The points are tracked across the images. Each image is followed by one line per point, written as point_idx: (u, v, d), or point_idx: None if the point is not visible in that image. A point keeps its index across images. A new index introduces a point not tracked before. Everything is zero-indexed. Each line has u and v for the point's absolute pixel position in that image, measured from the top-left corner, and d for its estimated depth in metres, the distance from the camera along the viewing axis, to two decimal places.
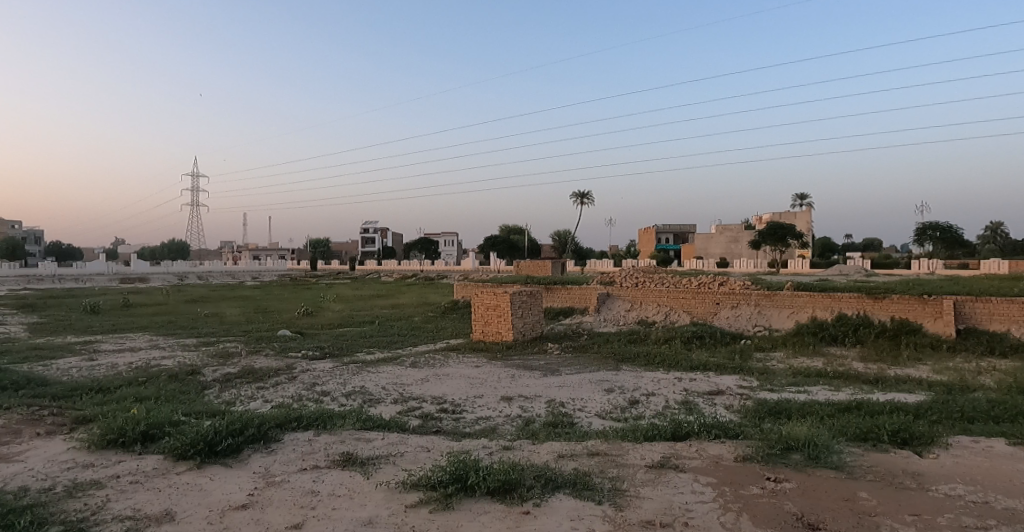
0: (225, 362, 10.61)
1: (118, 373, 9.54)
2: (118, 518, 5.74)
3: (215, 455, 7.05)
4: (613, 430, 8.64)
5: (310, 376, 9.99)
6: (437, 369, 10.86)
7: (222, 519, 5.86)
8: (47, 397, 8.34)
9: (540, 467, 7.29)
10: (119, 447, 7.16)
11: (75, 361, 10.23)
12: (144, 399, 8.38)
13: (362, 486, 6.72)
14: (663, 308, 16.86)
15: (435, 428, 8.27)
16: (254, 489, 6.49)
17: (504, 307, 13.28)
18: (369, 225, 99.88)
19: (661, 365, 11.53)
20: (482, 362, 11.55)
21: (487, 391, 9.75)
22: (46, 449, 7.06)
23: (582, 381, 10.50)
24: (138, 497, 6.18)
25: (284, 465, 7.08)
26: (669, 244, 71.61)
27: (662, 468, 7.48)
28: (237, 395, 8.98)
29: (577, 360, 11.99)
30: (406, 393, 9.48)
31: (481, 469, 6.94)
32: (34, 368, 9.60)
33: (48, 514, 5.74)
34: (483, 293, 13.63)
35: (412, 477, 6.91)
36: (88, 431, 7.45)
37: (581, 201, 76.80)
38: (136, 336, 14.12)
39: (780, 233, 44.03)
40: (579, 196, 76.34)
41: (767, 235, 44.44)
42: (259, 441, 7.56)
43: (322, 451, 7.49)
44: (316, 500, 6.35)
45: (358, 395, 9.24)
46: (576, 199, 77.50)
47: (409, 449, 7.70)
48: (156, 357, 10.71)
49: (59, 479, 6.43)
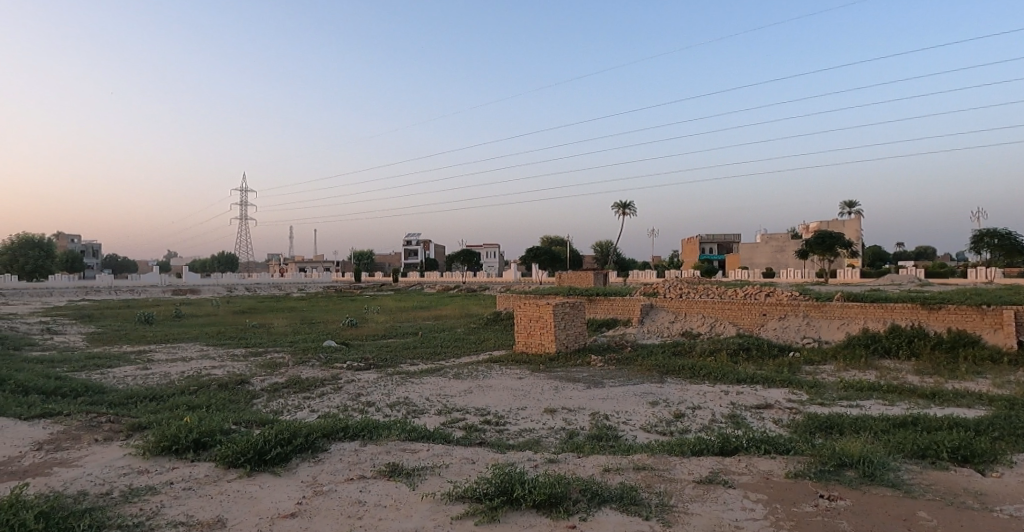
0: (273, 372, 10.67)
1: (171, 382, 9.54)
2: (172, 524, 6.06)
3: (264, 464, 7.18)
4: (659, 445, 8.47)
5: (355, 387, 9.87)
6: (480, 381, 10.72)
7: (271, 527, 6.09)
8: (104, 404, 8.26)
9: (584, 481, 7.28)
10: (173, 454, 7.24)
11: (131, 370, 10.41)
12: (196, 406, 8.19)
13: (408, 497, 6.83)
14: (708, 320, 16.61)
15: (479, 440, 8.09)
16: (302, 498, 6.68)
17: (547, 319, 13.19)
18: (411, 238, 101.84)
19: (707, 377, 11.28)
20: (524, 374, 11.43)
21: (530, 403, 9.50)
22: (105, 454, 7.17)
23: (627, 393, 10.25)
24: (191, 503, 6.45)
25: (332, 474, 7.19)
26: (711, 255, 70.81)
27: (710, 484, 7.31)
28: (285, 404, 8.78)
29: (620, 372, 11.80)
30: (449, 404, 9.21)
31: (526, 481, 7.01)
32: (92, 376, 9.76)
33: (106, 518, 6.10)
34: (526, 304, 13.57)
35: (457, 489, 7.00)
36: (143, 437, 7.47)
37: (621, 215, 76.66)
38: (187, 345, 14.38)
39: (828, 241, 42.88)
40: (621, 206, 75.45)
41: (814, 244, 43.33)
42: (307, 450, 7.58)
43: (369, 461, 7.49)
44: (363, 510, 6.51)
45: (402, 406, 8.96)
46: (620, 211, 77.00)
47: (454, 460, 7.66)
48: (206, 367, 10.83)
49: (116, 484, 6.67)
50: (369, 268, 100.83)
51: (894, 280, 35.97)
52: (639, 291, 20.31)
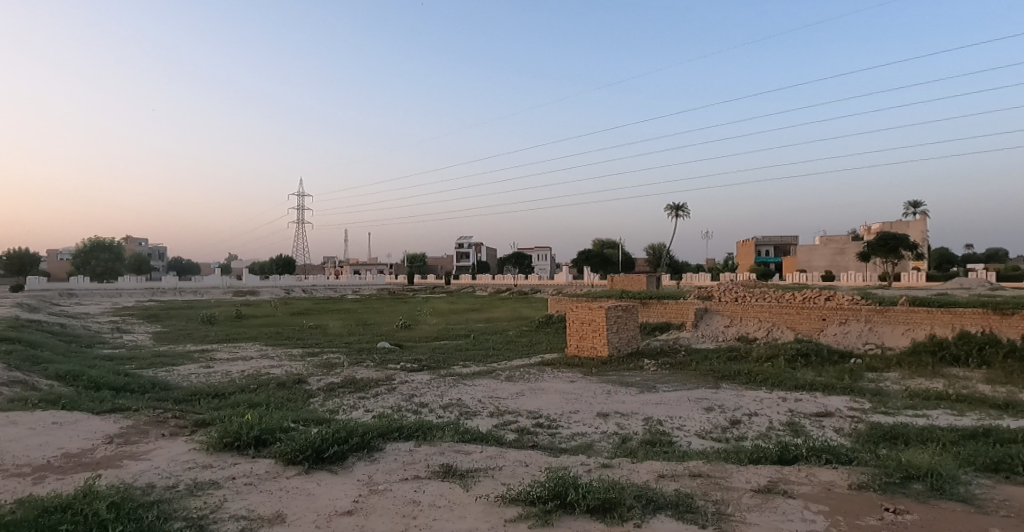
0: (329, 372, 10.85)
1: (232, 380, 9.79)
2: (234, 517, 6.19)
3: (322, 462, 7.29)
4: (715, 452, 8.26)
5: (408, 388, 9.94)
6: (532, 384, 10.68)
7: (329, 523, 6.16)
8: (170, 401, 8.53)
9: (639, 487, 7.15)
10: (235, 450, 7.43)
11: (194, 369, 10.74)
12: (256, 404, 8.38)
13: (462, 499, 6.83)
14: (765, 325, 16.28)
15: (531, 443, 8.04)
16: (358, 496, 6.74)
17: (599, 323, 13.09)
18: (461, 242, 103.38)
19: (764, 384, 11.00)
20: (576, 377, 11.34)
21: (582, 407, 9.42)
22: (171, 448, 7.40)
23: (680, 399, 10.07)
24: (252, 498, 6.59)
25: (387, 474, 7.24)
26: (765, 258, 69.41)
27: (769, 493, 7.09)
28: (340, 404, 8.90)
29: (673, 377, 11.61)
30: (502, 407, 9.19)
31: (580, 486, 6.93)
32: (158, 374, 10.11)
33: (172, 510, 6.28)
34: (578, 307, 13.51)
35: (511, 491, 6.97)
36: (206, 433, 7.69)
37: (673, 218, 76.04)
38: (247, 345, 14.79)
39: (890, 244, 41.41)
40: (672, 207, 74.58)
41: (876, 247, 41.85)
42: (363, 449, 7.67)
43: (423, 462, 7.52)
44: (417, 509, 6.53)
45: (455, 408, 8.98)
46: (672, 213, 76.12)
47: (507, 462, 7.63)
48: (265, 367, 11.10)
49: (182, 478, 6.87)
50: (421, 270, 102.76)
51: (963, 284, 34.49)
52: (694, 293, 19.99)
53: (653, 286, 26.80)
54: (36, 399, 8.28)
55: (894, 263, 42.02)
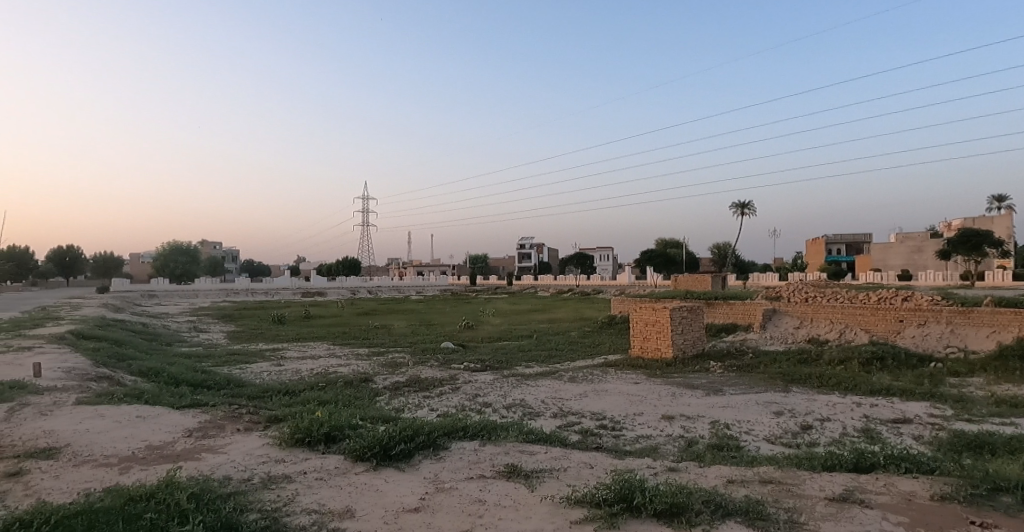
0: (394, 371, 11.04)
1: (302, 378, 10.07)
2: (307, 511, 6.34)
3: (390, 459, 7.40)
4: (785, 457, 7.98)
5: (472, 388, 10.01)
6: (596, 385, 10.60)
7: (397, 520, 6.23)
8: (244, 397, 8.82)
9: (707, 491, 6.98)
10: (307, 446, 7.63)
11: (266, 366, 11.11)
12: (326, 402, 8.59)
13: (527, 499, 6.80)
14: (837, 326, 15.75)
15: (596, 444, 7.96)
16: (425, 494, 6.81)
17: (664, 323, 12.92)
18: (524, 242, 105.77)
19: (837, 388, 10.61)
20: (641, 379, 11.20)
21: (647, 409, 9.28)
22: (246, 442, 7.66)
23: (748, 402, 9.79)
24: (323, 493, 6.73)
25: (453, 472, 7.28)
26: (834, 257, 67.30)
27: (845, 502, 6.79)
28: (406, 402, 9.03)
29: (741, 380, 11.34)
30: (565, 407, 9.14)
31: (646, 489, 6.81)
32: (233, 371, 10.50)
33: (248, 502, 6.48)
34: (642, 308, 13.43)
35: (576, 493, 6.91)
36: (279, 429, 7.92)
37: (740, 214, 74.55)
38: (316, 344, 15.26)
39: (972, 241, 39.48)
40: (738, 206, 73.00)
41: (957, 243, 40.04)
42: (429, 447, 7.75)
43: (488, 461, 7.54)
44: (483, 508, 6.53)
45: (519, 408, 8.98)
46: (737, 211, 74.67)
47: (572, 464, 7.57)
48: (333, 365, 11.39)
49: (256, 471, 7.09)
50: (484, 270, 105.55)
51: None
52: (762, 293, 19.48)
53: (719, 287, 26.31)
54: (122, 394, 8.89)
55: (978, 260, 39.99)
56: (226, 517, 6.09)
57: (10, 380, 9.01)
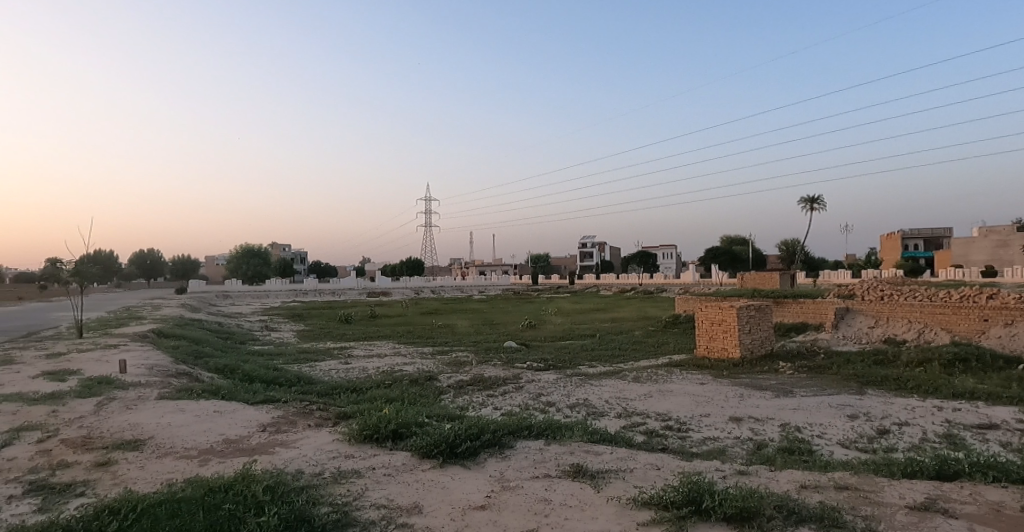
0: (458, 370, 11.17)
1: (368, 376, 10.28)
2: (376, 506, 6.46)
3: (456, 456, 7.47)
4: (862, 463, 7.66)
5: (535, 387, 10.03)
6: (660, 385, 10.46)
7: (464, 517, 6.28)
8: (314, 394, 9.07)
9: (779, 496, 6.77)
10: (375, 442, 7.78)
11: (334, 364, 11.42)
12: (392, 399, 8.76)
13: (593, 499, 6.75)
14: (915, 326, 15.12)
15: (661, 446, 7.85)
16: (491, 492, 6.84)
17: (731, 323, 12.66)
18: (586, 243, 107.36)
19: (916, 391, 10.14)
20: (707, 379, 11.00)
21: (713, 410, 9.09)
22: (317, 438, 7.87)
23: (820, 405, 9.48)
24: (391, 488, 6.85)
25: (518, 471, 7.29)
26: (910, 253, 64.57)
27: (928, 511, 6.46)
28: (470, 401, 9.12)
29: (813, 381, 11.00)
30: (629, 408, 9.05)
31: (715, 493, 6.66)
32: (304, 368, 10.84)
33: (319, 495, 6.65)
34: (707, 307, 13.24)
35: (643, 494, 6.81)
36: (348, 425, 8.12)
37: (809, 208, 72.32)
38: (381, 343, 15.61)
39: None
40: (806, 200, 71.04)
41: None
42: (494, 446, 7.79)
43: (553, 460, 7.52)
44: (549, 507, 6.51)
45: (583, 408, 8.95)
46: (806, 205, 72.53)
47: (638, 465, 7.47)
48: (399, 364, 11.61)
49: (327, 466, 7.27)
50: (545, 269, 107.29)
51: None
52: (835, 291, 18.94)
53: (788, 285, 25.82)
54: (200, 390, 9.33)
55: None
56: (298, 510, 6.26)
57: (100, 377, 9.75)
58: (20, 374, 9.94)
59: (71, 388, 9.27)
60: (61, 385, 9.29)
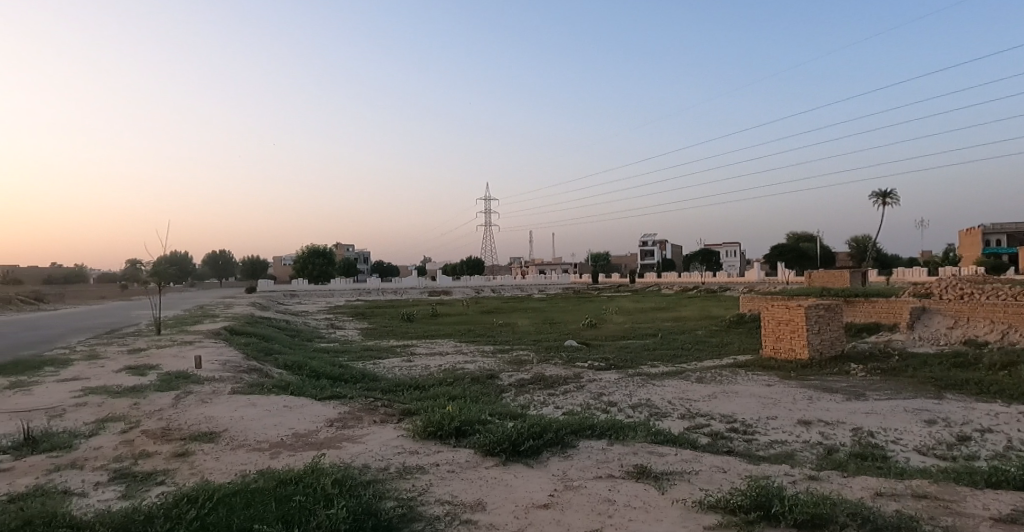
0: (519, 368, 11.22)
1: (430, 373, 10.43)
2: (440, 501, 6.55)
3: (519, 455, 7.51)
4: (941, 470, 7.31)
5: (597, 386, 9.99)
6: (725, 386, 10.28)
7: (528, 515, 6.30)
8: (379, 391, 9.26)
9: (852, 503, 6.54)
10: (438, 439, 7.90)
11: (398, 362, 11.63)
12: (455, 397, 8.88)
13: (657, 501, 6.68)
14: (999, 327, 14.33)
15: (727, 448, 7.70)
16: (554, 491, 6.84)
17: (798, 322, 12.37)
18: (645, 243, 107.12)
19: (1001, 396, 9.62)
20: (774, 381, 10.75)
21: (781, 413, 8.87)
22: (382, 433, 8.05)
23: (895, 409, 9.12)
24: (455, 485, 6.93)
25: (581, 471, 7.27)
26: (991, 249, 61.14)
27: (1016, 524, 6.12)
28: (531, 399, 9.16)
29: (887, 384, 10.60)
30: (693, 409, 8.92)
31: (784, 498, 6.49)
32: (369, 366, 11.08)
33: (386, 490, 6.78)
34: (774, 306, 12.95)
35: (709, 498, 6.69)
36: (412, 422, 8.27)
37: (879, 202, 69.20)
38: (443, 341, 15.85)
39: None
40: (874, 196, 68.07)
41: None
42: (557, 445, 7.81)
43: (616, 461, 7.47)
44: (613, 508, 6.47)
45: (645, 408, 8.88)
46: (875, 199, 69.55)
47: (704, 467, 7.35)
48: (460, 362, 11.74)
49: (392, 461, 7.42)
50: (603, 269, 107.42)
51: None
52: (910, 290, 18.19)
53: (858, 283, 24.94)
54: (270, 385, 9.65)
55: None
56: (365, 503, 6.40)
57: (178, 371, 10.19)
58: (104, 368, 10.53)
59: (152, 382, 9.72)
60: (141, 379, 9.79)
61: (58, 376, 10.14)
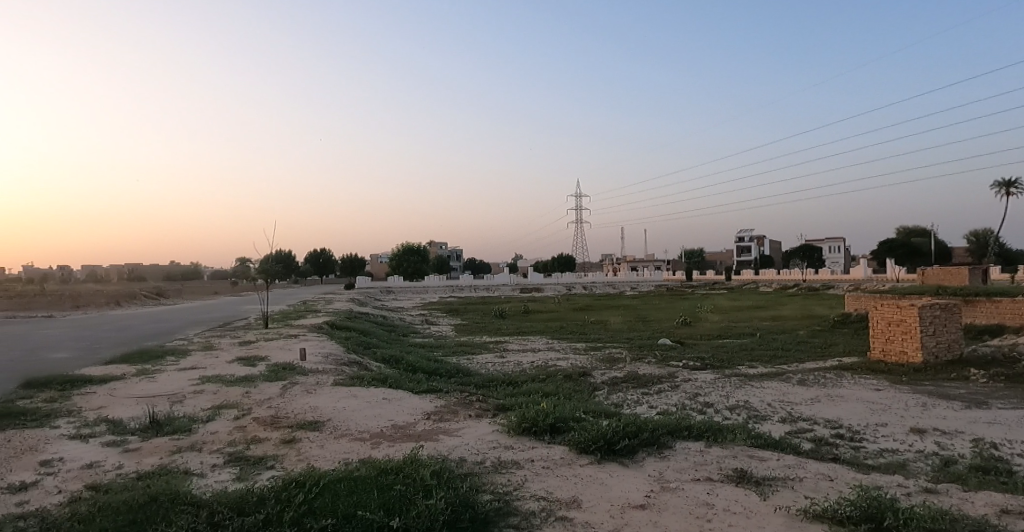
0: (611, 366, 11.21)
1: (523, 370, 10.56)
2: (536, 497, 6.62)
3: (614, 453, 7.51)
4: None
5: (692, 386, 9.86)
6: (829, 390, 9.90)
7: (625, 516, 6.25)
8: (473, 386, 9.48)
9: (975, 520, 6.11)
10: (533, 435, 8.02)
11: (491, 357, 11.85)
12: (549, 394, 9.00)
13: (759, 508, 6.47)
14: None
15: (832, 455, 7.42)
16: (650, 492, 6.78)
17: (911, 324, 11.98)
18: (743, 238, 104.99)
19: None
20: (883, 386, 10.25)
21: (891, 420, 8.45)
22: (478, 428, 8.25)
23: (1022, 420, 8.48)
24: (550, 481, 6.98)
25: (678, 473, 7.17)
26: None
27: None
28: (624, 398, 9.17)
29: (1013, 392, 9.88)
30: (795, 412, 8.68)
31: (898, 511, 6.14)
32: (463, 361, 11.33)
33: (482, 483, 6.92)
34: (882, 306, 12.65)
35: (815, 506, 6.42)
36: (507, 417, 8.44)
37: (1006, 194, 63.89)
38: (535, 338, 16.05)
39: None
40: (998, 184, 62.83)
41: None
42: (653, 445, 7.76)
43: (715, 464, 7.33)
44: (712, 512, 6.32)
45: (743, 410, 8.71)
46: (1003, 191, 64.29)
47: (808, 474, 7.09)
48: (552, 358, 11.84)
49: (488, 455, 7.57)
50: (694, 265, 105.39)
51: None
52: None
53: (979, 281, 23.31)
54: (370, 378, 10.06)
55: None
56: (463, 495, 6.54)
57: (284, 362, 10.80)
58: (218, 358, 11.31)
59: (262, 372, 10.34)
60: (252, 369, 10.43)
61: (178, 365, 10.98)
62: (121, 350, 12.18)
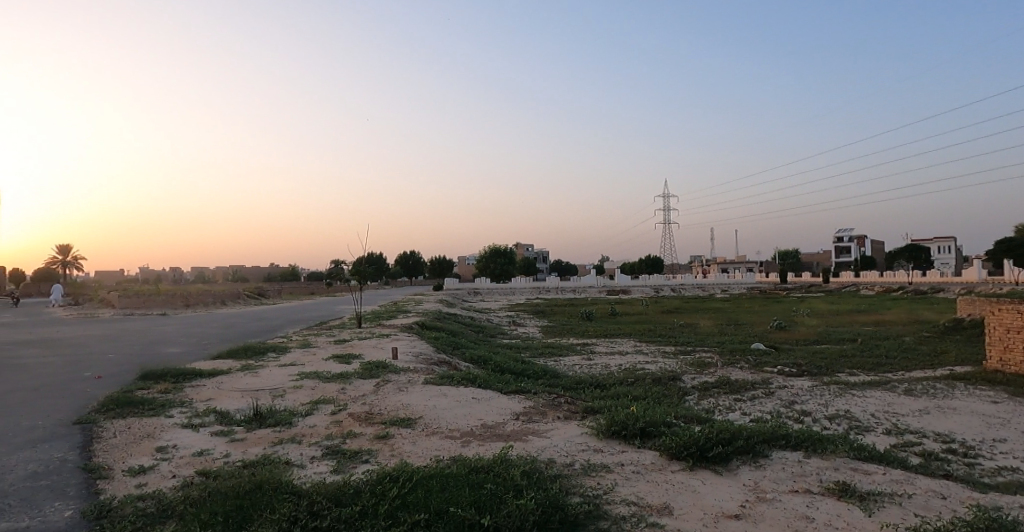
0: (701, 370, 11.05)
1: (610, 372, 10.58)
2: (626, 501, 6.53)
3: (707, 460, 7.40)
4: None
5: (789, 394, 9.66)
6: (940, 401, 9.40)
7: (717, 524, 6.06)
8: (561, 387, 9.61)
9: None
10: (623, 438, 8.05)
11: (578, 359, 11.88)
12: (637, 398, 9.04)
13: (865, 524, 6.05)
14: None
15: (943, 471, 7.06)
16: (745, 502, 6.57)
17: None
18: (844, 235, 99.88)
19: None
20: (1002, 399, 9.58)
21: (1011, 435, 7.94)
22: (567, 429, 8.36)
23: None
24: (640, 486, 6.92)
25: (774, 483, 6.97)
26: None
27: None
28: (716, 404, 9.11)
29: None
30: (901, 424, 8.35)
31: None
32: (551, 362, 11.43)
33: (571, 485, 6.91)
34: (1001, 310, 11.93)
35: (930, 525, 5.93)
36: (595, 420, 8.53)
37: None
38: (623, 341, 15.99)
39: None
40: None
41: None
42: (748, 453, 7.61)
43: (814, 475, 7.11)
44: (812, 526, 6.00)
45: (844, 421, 8.49)
46: None
47: (918, 491, 6.73)
48: (641, 362, 11.77)
49: (577, 458, 7.60)
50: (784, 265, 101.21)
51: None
52: None
53: None
54: (460, 377, 10.31)
55: None
56: (552, 494, 6.52)
57: (378, 360, 11.21)
58: (315, 355, 11.89)
59: (357, 369, 10.78)
60: (347, 367, 10.89)
61: (279, 361, 11.62)
62: (229, 346, 13.03)
